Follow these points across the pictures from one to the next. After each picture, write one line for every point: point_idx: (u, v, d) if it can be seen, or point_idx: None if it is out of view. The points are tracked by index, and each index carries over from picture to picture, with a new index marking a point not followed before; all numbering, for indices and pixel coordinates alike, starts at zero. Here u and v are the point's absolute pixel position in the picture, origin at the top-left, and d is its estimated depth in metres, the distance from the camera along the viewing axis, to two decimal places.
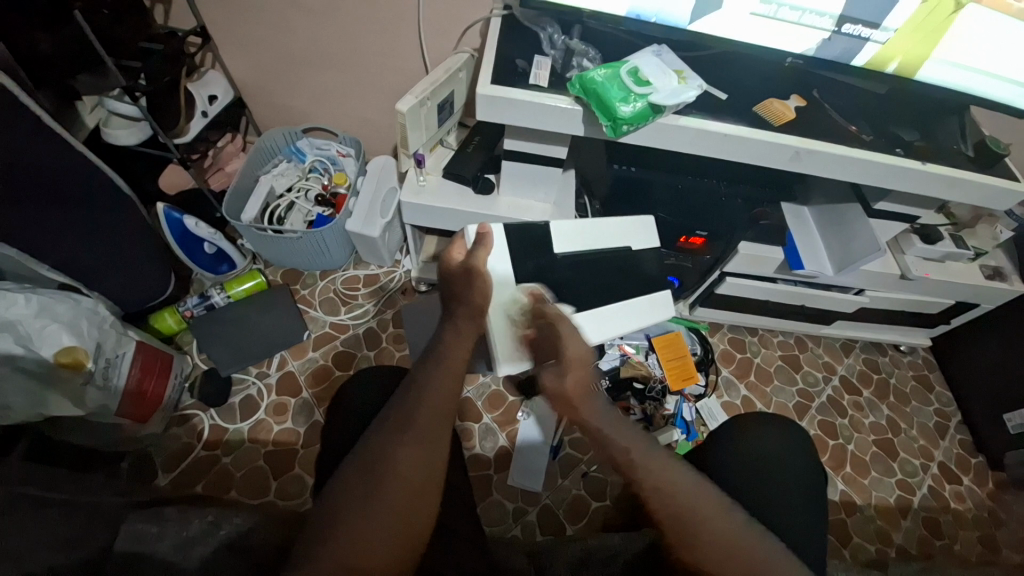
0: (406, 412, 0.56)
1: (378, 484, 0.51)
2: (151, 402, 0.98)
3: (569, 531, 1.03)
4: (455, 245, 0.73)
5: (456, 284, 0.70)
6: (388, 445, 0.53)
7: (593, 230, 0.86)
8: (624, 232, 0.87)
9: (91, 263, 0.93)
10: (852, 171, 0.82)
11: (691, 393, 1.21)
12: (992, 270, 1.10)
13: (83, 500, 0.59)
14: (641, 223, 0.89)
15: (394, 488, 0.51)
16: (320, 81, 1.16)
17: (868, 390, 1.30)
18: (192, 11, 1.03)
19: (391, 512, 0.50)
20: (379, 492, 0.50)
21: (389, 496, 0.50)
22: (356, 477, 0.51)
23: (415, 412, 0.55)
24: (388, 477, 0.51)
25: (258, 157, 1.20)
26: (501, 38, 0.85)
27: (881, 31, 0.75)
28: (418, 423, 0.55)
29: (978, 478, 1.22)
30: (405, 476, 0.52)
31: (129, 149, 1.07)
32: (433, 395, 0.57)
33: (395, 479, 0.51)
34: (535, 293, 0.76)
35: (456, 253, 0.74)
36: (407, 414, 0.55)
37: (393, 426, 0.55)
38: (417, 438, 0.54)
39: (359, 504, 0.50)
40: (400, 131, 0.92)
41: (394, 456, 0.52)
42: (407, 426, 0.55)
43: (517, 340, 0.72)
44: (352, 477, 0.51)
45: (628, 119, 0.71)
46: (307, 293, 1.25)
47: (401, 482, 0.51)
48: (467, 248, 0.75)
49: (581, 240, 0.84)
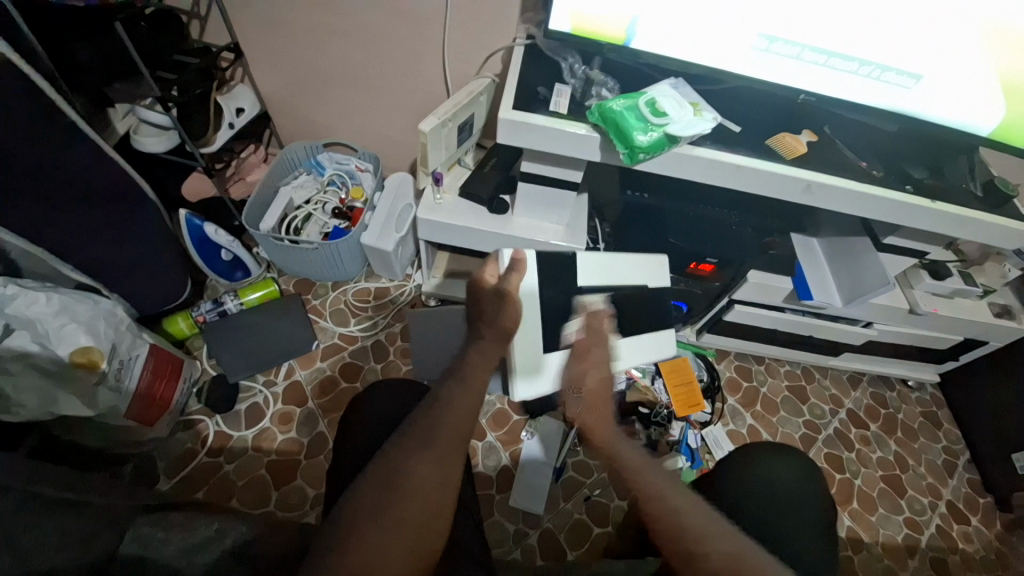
0: (423, 427, 0.56)
1: (393, 498, 0.51)
2: (159, 406, 0.98)
3: (570, 556, 1.01)
4: (488, 269, 0.72)
5: (485, 304, 0.70)
6: (403, 457, 0.53)
7: (610, 265, 0.90)
8: (640, 269, 0.92)
9: (113, 265, 0.95)
10: (861, 205, 0.84)
11: (696, 420, 1.20)
12: (1001, 308, 1.11)
13: (94, 500, 0.59)
14: (657, 263, 0.94)
15: (409, 502, 0.51)
16: (343, 98, 1.20)
17: (875, 424, 1.29)
18: (227, 28, 1.08)
19: (403, 529, 0.50)
20: (389, 505, 0.50)
21: (401, 509, 0.50)
22: (368, 490, 0.51)
23: (431, 426, 0.56)
24: (401, 490, 0.51)
25: (279, 168, 1.23)
26: (523, 66, 0.88)
27: (892, 73, 0.77)
28: (428, 436, 0.55)
29: (987, 520, 1.19)
30: (420, 491, 0.52)
31: (156, 156, 1.10)
32: (448, 412, 0.58)
33: (409, 494, 0.51)
34: (552, 320, 0.81)
35: (488, 276, 0.72)
36: (418, 427, 0.56)
37: (407, 440, 0.55)
38: (436, 452, 0.54)
39: (369, 515, 0.49)
40: (421, 150, 0.95)
41: (409, 469, 0.53)
42: (420, 439, 0.55)
43: (529, 364, 0.80)
44: (367, 487, 0.52)
45: (645, 148, 0.73)
46: (318, 303, 1.26)
47: (417, 497, 0.51)
48: (499, 273, 0.74)
49: (600, 274, 0.88)
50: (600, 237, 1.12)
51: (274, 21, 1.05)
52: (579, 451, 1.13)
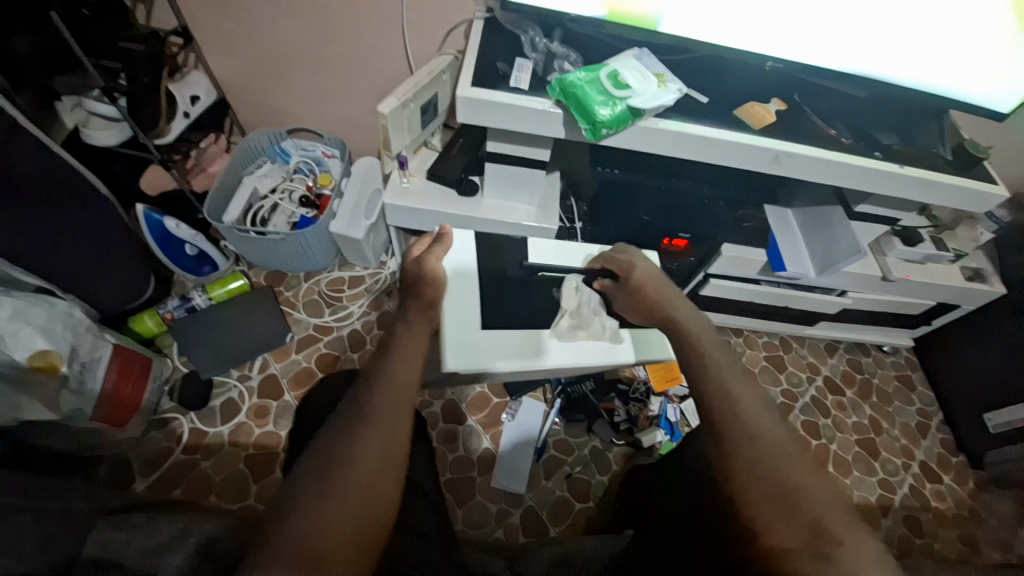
0: (382, 409, 0.56)
1: (333, 473, 0.50)
2: (127, 407, 0.97)
3: (552, 533, 1.03)
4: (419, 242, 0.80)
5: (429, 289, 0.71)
6: (352, 433, 0.53)
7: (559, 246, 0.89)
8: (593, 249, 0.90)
9: (69, 267, 0.92)
10: (828, 173, 0.82)
11: (674, 394, 1.18)
12: (972, 272, 1.12)
13: (54, 507, 0.57)
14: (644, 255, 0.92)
15: (361, 489, 0.50)
16: (304, 82, 1.15)
17: (851, 390, 1.32)
18: (173, 10, 1.02)
19: (347, 495, 0.49)
20: (337, 478, 0.50)
21: (345, 485, 0.50)
22: (311, 467, 0.51)
23: (381, 414, 0.55)
24: (348, 465, 0.51)
25: (241, 157, 1.19)
26: (482, 41, 0.85)
27: (859, 36, 0.75)
28: (382, 418, 0.55)
29: (959, 477, 1.23)
30: (364, 462, 0.52)
31: (109, 149, 1.05)
32: (400, 394, 0.58)
33: (350, 469, 0.51)
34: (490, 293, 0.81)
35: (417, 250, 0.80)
36: (370, 409, 0.55)
37: (356, 417, 0.55)
38: (388, 441, 0.54)
39: (314, 497, 0.49)
40: (383, 134, 0.92)
41: (349, 447, 0.52)
42: (368, 419, 0.55)
43: (471, 342, 0.75)
44: (311, 468, 0.51)
45: (607, 122, 0.71)
46: (290, 295, 1.24)
47: (366, 479, 0.51)
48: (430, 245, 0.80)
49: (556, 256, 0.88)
50: (575, 215, 1.11)
51: (223, 2, 1.00)
52: (560, 430, 1.14)
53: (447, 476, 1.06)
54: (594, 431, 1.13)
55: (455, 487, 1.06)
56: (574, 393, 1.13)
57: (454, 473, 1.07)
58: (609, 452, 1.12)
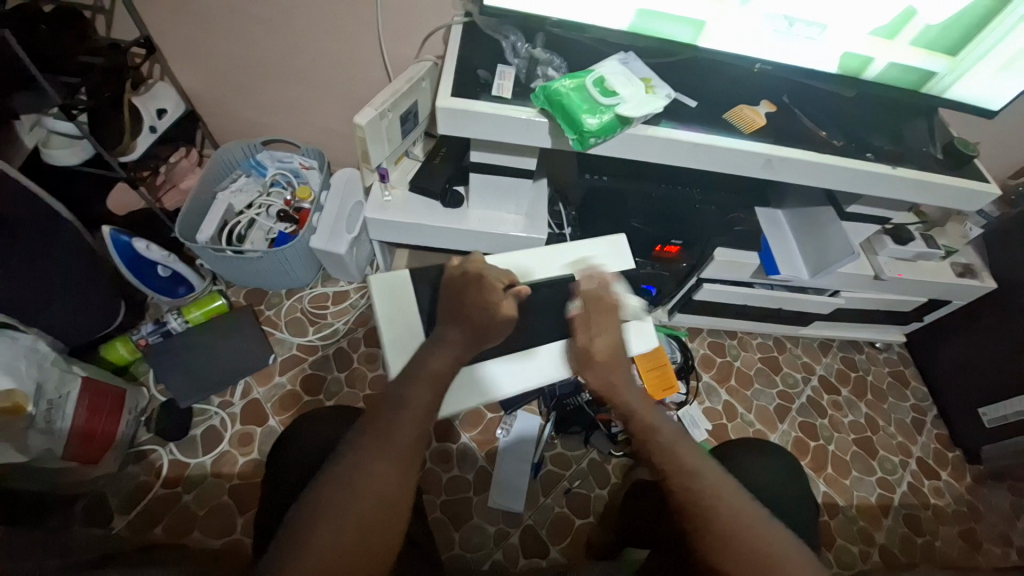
0: (350, 465, 0.53)
1: (300, 548, 0.47)
2: (101, 443, 0.92)
3: (553, 553, 1.00)
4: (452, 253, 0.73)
5: None
6: (328, 501, 0.50)
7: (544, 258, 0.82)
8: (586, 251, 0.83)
9: (35, 297, 0.87)
10: (820, 176, 0.80)
11: (671, 402, 1.18)
12: (963, 268, 1.11)
13: (17, 565, 0.52)
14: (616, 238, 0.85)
15: (362, 503, 0.50)
16: (278, 92, 1.11)
17: (846, 389, 1.31)
18: (136, 21, 0.96)
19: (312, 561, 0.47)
20: (304, 542, 0.48)
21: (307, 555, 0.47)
22: (286, 537, 0.49)
23: (360, 470, 0.52)
24: (316, 542, 0.48)
25: (214, 171, 1.14)
26: (462, 47, 0.81)
27: (848, 36, 0.73)
28: (411, 423, 0.57)
29: (956, 472, 1.23)
30: (332, 539, 0.48)
31: (73, 170, 1.00)
32: (391, 447, 0.54)
33: (318, 538, 0.48)
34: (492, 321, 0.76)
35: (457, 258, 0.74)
36: (353, 467, 0.52)
37: (341, 481, 0.52)
38: (396, 448, 0.54)
39: (295, 541, 0.48)
40: (362, 146, 0.88)
41: (327, 512, 0.49)
42: (350, 482, 0.51)
43: (395, 335, 0.72)
44: (286, 542, 0.48)
45: (595, 131, 0.68)
46: (272, 314, 1.19)
47: (370, 494, 0.51)
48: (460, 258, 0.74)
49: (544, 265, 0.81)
50: (564, 221, 1.07)
51: (187, 10, 0.95)
52: (556, 444, 1.12)
53: (440, 497, 1.03)
54: (590, 443, 1.10)
55: (451, 508, 1.03)
56: (568, 407, 1.08)
57: (450, 494, 1.03)
58: (607, 464, 1.10)
